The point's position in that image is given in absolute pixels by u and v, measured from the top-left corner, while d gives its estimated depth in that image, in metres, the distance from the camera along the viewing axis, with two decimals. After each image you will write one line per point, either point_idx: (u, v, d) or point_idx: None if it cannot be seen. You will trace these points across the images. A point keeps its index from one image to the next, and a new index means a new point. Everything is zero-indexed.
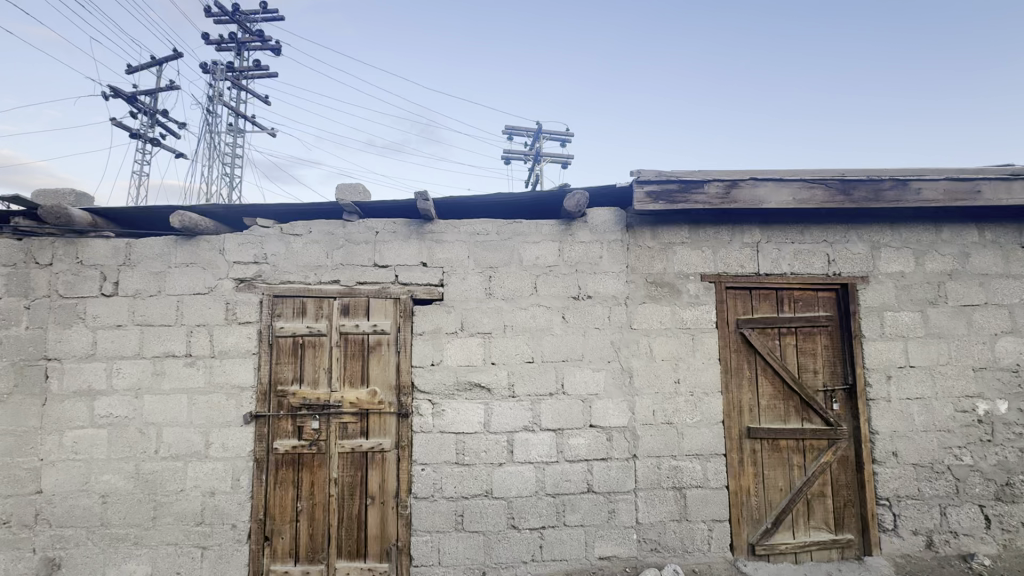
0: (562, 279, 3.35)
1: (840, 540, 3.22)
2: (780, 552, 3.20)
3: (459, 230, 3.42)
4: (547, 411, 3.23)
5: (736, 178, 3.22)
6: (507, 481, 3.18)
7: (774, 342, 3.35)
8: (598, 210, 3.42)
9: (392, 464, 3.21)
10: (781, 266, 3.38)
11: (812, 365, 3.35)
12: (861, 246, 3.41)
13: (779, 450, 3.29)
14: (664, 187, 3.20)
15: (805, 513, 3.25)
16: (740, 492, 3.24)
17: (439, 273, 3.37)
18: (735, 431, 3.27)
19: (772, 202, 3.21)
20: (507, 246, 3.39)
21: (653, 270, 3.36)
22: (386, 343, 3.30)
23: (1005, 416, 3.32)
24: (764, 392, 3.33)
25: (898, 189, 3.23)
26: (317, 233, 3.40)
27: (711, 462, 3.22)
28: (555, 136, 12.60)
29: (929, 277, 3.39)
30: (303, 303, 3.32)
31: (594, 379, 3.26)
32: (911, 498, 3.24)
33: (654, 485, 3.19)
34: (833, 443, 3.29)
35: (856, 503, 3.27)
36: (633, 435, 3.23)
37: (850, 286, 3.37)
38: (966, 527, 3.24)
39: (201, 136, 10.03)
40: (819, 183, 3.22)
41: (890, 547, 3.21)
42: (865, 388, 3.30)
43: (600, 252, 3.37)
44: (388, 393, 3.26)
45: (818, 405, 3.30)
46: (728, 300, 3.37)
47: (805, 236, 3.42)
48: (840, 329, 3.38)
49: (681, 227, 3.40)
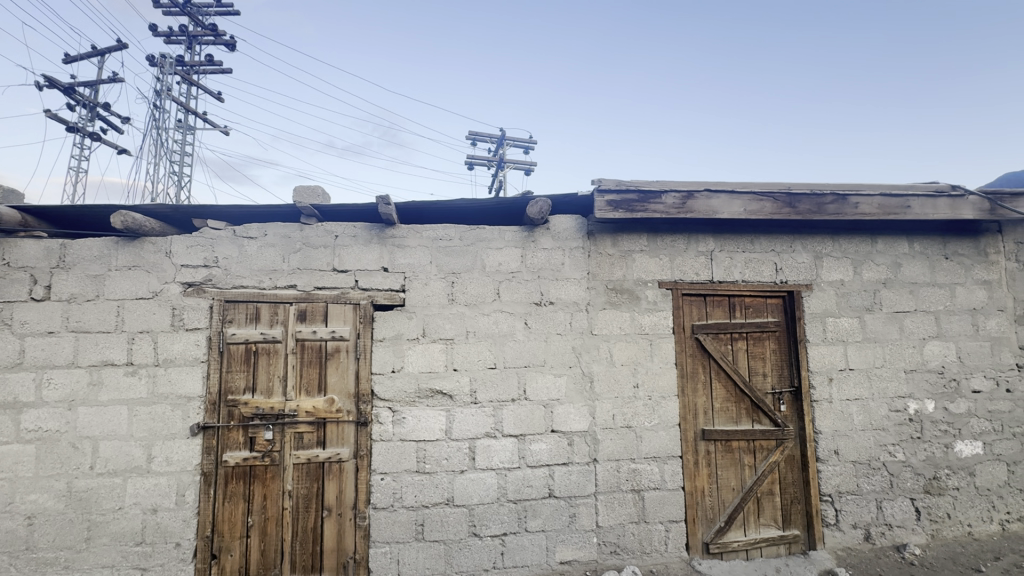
0: (525, 285, 3.38)
1: (787, 536, 3.37)
2: (732, 550, 3.31)
3: (421, 235, 3.39)
4: (509, 417, 3.24)
5: (691, 189, 3.35)
6: (468, 488, 3.16)
7: (727, 346, 3.49)
8: (560, 217, 3.47)
9: (350, 474, 3.13)
10: (733, 274, 3.53)
11: (762, 368, 3.50)
12: (806, 255, 3.61)
13: (732, 451, 3.42)
14: (624, 196, 3.29)
15: (755, 511, 3.39)
16: (696, 493, 3.34)
17: (401, 278, 3.33)
18: (690, 433, 3.38)
19: (725, 213, 3.36)
20: (471, 252, 3.39)
21: (613, 277, 3.44)
22: (345, 350, 3.22)
23: (933, 414, 3.58)
24: (718, 395, 3.46)
25: (838, 203, 3.45)
26: (273, 237, 3.29)
27: (669, 463, 3.31)
28: (518, 143, 12.69)
29: (866, 285, 3.63)
30: (257, 309, 3.19)
31: (556, 385, 3.29)
32: (851, 493, 3.44)
33: (614, 488, 3.25)
34: (781, 443, 3.45)
35: (801, 499, 3.44)
36: (593, 440, 3.27)
37: (795, 294, 3.56)
38: (900, 519, 3.46)
39: (146, 131, 9.51)
40: (767, 196, 3.40)
41: (832, 540, 3.39)
42: (809, 389, 3.48)
43: (562, 258, 3.42)
44: (347, 402, 3.18)
45: (767, 406, 3.46)
46: (684, 306, 3.49)
47: (756, 246, 3.58)
48: (787, 334, 3.56)
49: (640, 235, 3.50)
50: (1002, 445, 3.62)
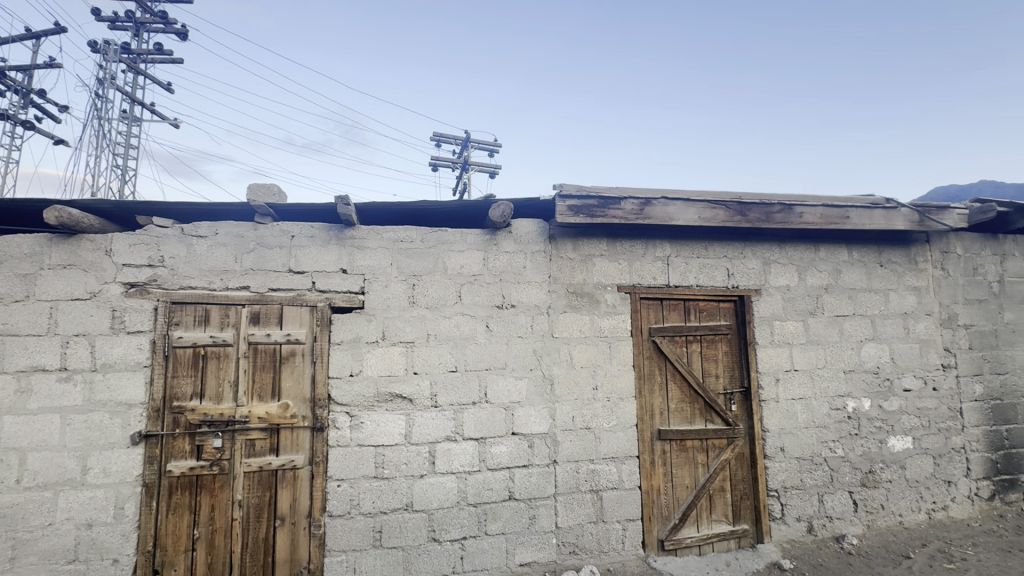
0: (487, 288, 3.38)
1: (737, 530, 3.51)
2: (686, 546, 3.42)
3: (382, 237, 3.34)
4: (470, 420, 3.23)
5: (649, 196, 3.45)
6: (428, 493, 3.12)
7: (682, 349, 3.60)
8: (522, 221, 3.49)
9: (305, 481, 3.03)
10: (688, 278, 3.65)
11: (714, 370, 3.64)
12: (755, 262, 3.78)
13: (685, 450, 3.53)
14: (584, 201, 3.35)
15: (707, 508, 3.51)
16: (652, 491, 3.43)
17: (360, 280, 3.27)
18: (647, 434, 3.47)
19: (680, 220, 3.48)
20: (432, 254, 3.37)
21: (574, 280, 3.49)
22: (300, 353, 3.12)
23: (869, 411, 3.82)
24: (673, 395, 3.56)
25: (785, 212, 3.63)
26: (224, 236, 3.16)
27: (626, 463, 3.39)
28: (483, 146, 12.69)
29: (810, 290, 3.84)
30: (206, 311, 3.06)
31: (517, 387, 3.31)
32: (796, 488, 3.62)
33: (573, 489, 3.29)
34: (731, 442, 3.59)
35: (750, 495, 3.59)
36: (553, 442, 3.31)
37: (745, 298, 3.72)
38: (839, 511, 3.67)
39: (87, 121, 8.94)
40: (720, 204, 3.54)
41: (778, 534, 3.56)
42: (758, 390, 3.64)
43: (523, 262, 3.45)
44: (302, 407, 3.08)
45: (719, 406, 3.59)
46: (642, 309, 3.58)
47: (710, 252, 3.72)
48: (738, 337, 3.72)
49: (600, 240, 3.57)
50: (929, 439, 3.90)
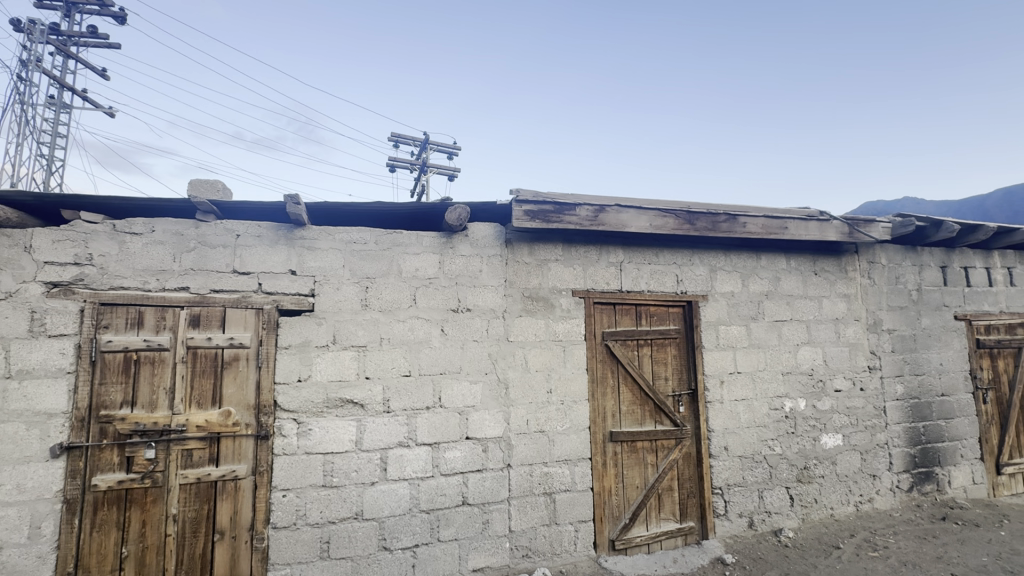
0: (442, 292, 3.35)
1: (683, 528, 3.64)
2: (635, 544, 3.50)
3: (334, 237, 3.25)
4: (423, 425, 3.18)
5: (603, 203, 3.54)
6: (379, 501, 3.05)
7: (633, 352, 3.70)
8: (479, 225, 3.50)
9: (247, 493, 2.89)
10: (640, 284, 3.77)
11: (664, 373, 3.76)
12: (703, 269, 3.95)
13: (636, 451, 3.62)
14: (540, 207, 3.39)
15: (656, 507, 3.62)
16: (603, 492, 3.50)
17: (311, 281, 3.16)
18: (600, 436, 3.53)
19: (633, 227, 3.59)
20: (387, 257, 3.31)
21: (529, 285, 3.52)
22: (244, 358, 2.98)
23: (805, 411, 4.05)
24: (625, 398, 3.65)
25: (730, 222, 3.82)
26: (162, 234, 2.98)
27: (579, 466, 3.44)
28: (442, 149, 12.60)
29: (752, 296, 4.04)
30: (140, 313, 2.87)
31: (472, 392, 3.30)
32: (738, 485, 3.79)
33: (527, 493, 3.31)
34: (679, 442, 3.72)
35: (697, 493, 3.73)
36: (507, 446, 3.31)
37: (693, 303, 3.87)
38: (777, 506, 3.87)
39: (7, 105, 8.21)
40: (670, 213, 3.68)
41: (721, 530, 3.72)
42: (704, 392, 3.80)
43: (480, 265, 3.45)
44: (245, 414, 2.94)
45: (668, 408, 3.71)
46: (595, 314, 3.65)
47: (660, 259, 3.85)
48: (686, 340, 3.86)
49: (555, 245, 3.62)
50: (857, 436, 4.19)
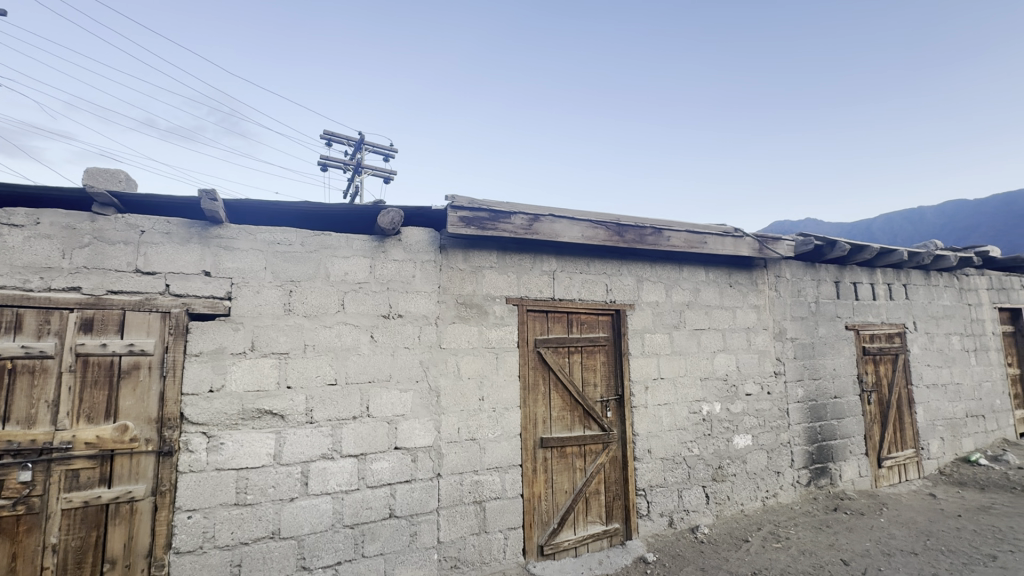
0: (372, 297, 3.25)
1: (609, 530, 3.75)
2: (563, 548, 3.56)
3: (255, 237, 3.05)
4: (349, 436, 3.05)
5: (538, 213, 3.61)
6: (298, 518, 2.87)
7: (564, 359, 3.78)
8: (413, 229, 3.43)
9: (145, 516, 2.62)
10: (572, 292, 3.87)
11: (593, 379, 3.87)
12: (631, 279, 4.13)
13: (565, 456, 3.70)
14: (476, 214, 3.40)
15: (584, 510, 3.70)
16: (533, 498, 3.53)
17: (227, 284, 2.94)
18: (530, 442, 3.57)
19: (566, 237, 3.69)
20: (313, 259, 3.15)
21: (463, 291, 3.50)
22: (146, 367, 2.71)
23: (720, 414, 4.34)
24: (555, 404, 3.72)
25: (656, 235, 4.04)
26: (50, 227, 2.65)
27: (509, 473, 3.45)
28: (377, 150, 12.27)
29: (675, 306, 4.28)
30: (17, 316, 2.52)
31: (401, 400, 3.21)
32: (660, 486, 3.97)
33: (456, 502, 3.26)
34: (606, 446, 3.85)
35: (622, 495, 3.86)
36: (437, 455, 3.26)
37: (621, 312, 4.03)
38: (695, 505, 4.10)
39: None
40: (601, 224, 3.83)
41: (644, 530, 3.87)
42: (630, 397, 3.96)
43: (412, 271, 3.38)
44: (146, 429, 2.66)
45: (597, 413, 3.82)
46: (528, 321, 3.70)
47: (591, 268, 3.99)
48: (615, 348, 4.01)
49: (490, 252, 3.63)
50: (765, 437, 4.54)
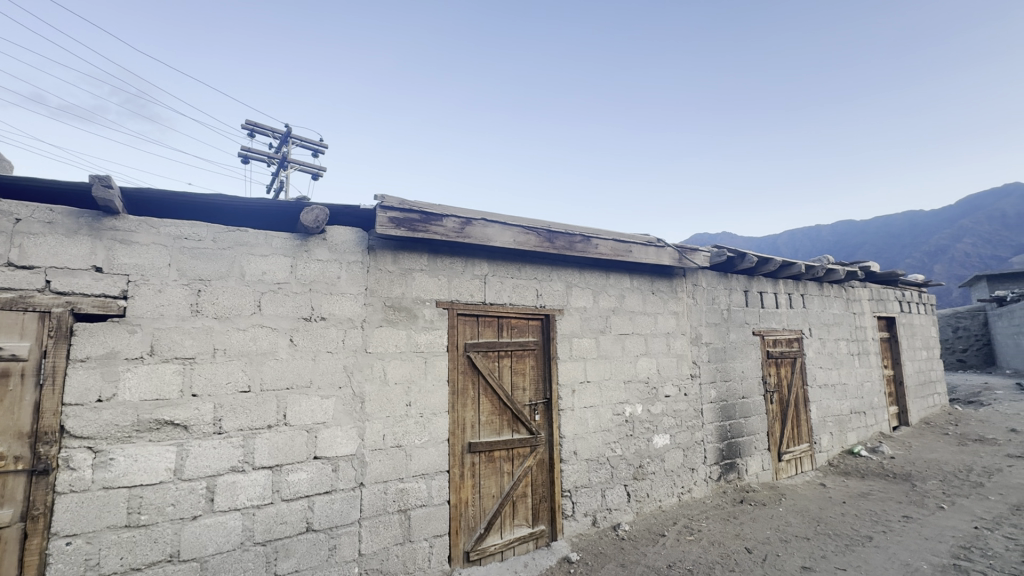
0: (293, 299, 3.07)
1: (535, 532, 3.79)
2: (489, 553, 3.55)
3: (159, 231, 2.79)
4: (263, 447, 2.85)
5: (470, 217, 3.61)
6: (201, 538, 2.64)
7: (494, 363, 3.78)
8: (339, 228, 3.29)
9: (12, 545, 2.28)
10: (502, 297, 3.89)
11: (522, 383, 3.91)
12: (561, 285, 4.23)
13: (493, 460, 3.70)
14: (406, 215, 3.33)
15: (511, 514, 3.72)
16: (460, 504, 3.49)
17: (123, 281, 2.66)
18: (458, 448, 3.53)
19: (497, 241, 3.72)
20: (227, 257, 2.93)
21: (391, 294, 3.40)
22: (18, 374, 2.37)
23: (641, 415, 4.55)
24: (484, 409, 3.71)
25: (584, 243, 4.18)
26: None
27: (436, 479, 3.39)
28: (306, 145, 11.67)
29: (602, 312, 4.44)
30: None
31: (322, 407, 3.06)
32: (584, 487, 4.09)
33: (380, 512, 3.16)
34: (534, 449, 3.90)
35: (548, 497, 3.93)
36: (360, 463, 3.13)
37: (551, 317, 4.12)
38: (617, 503, 4.26)
39: None
40: (532, 231, 3.90)
41: (568, 530, 3.96)
42: (557, 400, 4.04)
43: (337, 272, 3.24)
44: (15, 445, 2.32)
45: (525, 417, 3.86)
46: (458, 325, 3.66)
47: (522, 273, 4.04)
48: (544, 352, 4.08)
49: (421, 255, 3.56)
50: (681, 436, 4.82)
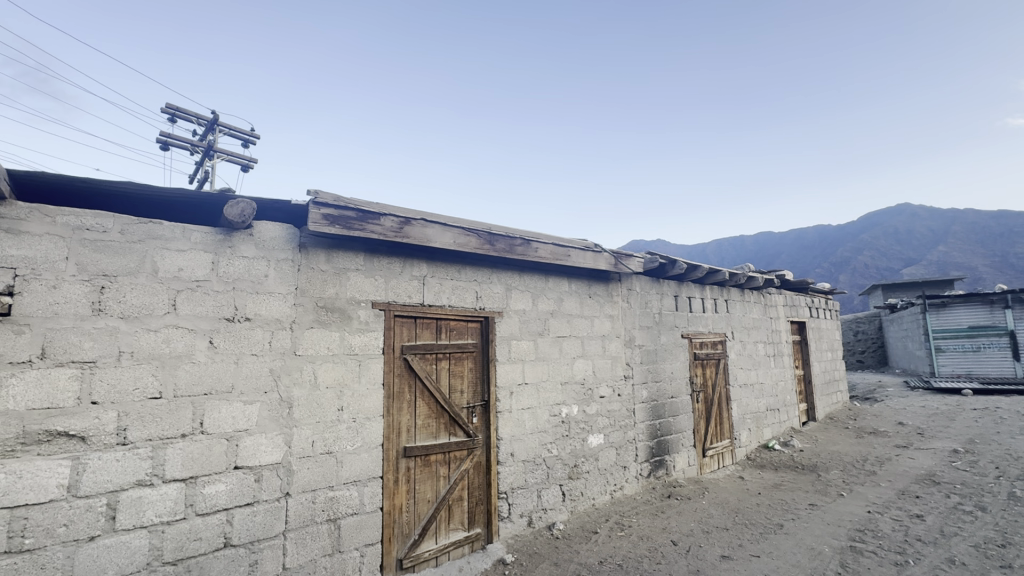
0: (213, 298, 2.87)
1: (471, 535, 3.77)
2: (424, 559, 3.48)
3: (55, 220, 2.50)
4: (177, 458, 2.63)
5: (409, 216, 3.54)
6: (100, 560, 2.39)
7: (432, 366, 3.73)
8: (268, 224, 3.12)
9: None
10: (441, 299, 3.85)
11: (460, 386, 3.88)
12: (500, 287, 4.25)
13: (429, 464, 3.63)
14: (341, 212, 3.21)
15: (446, 518, 3.67)
16: (394, 511, 3.40)
17: (9, 276, 2.36)
18: (393, 453, 3.44)
19: (437, 242, 3.67)
20: (137, 251, 2.68)
21: (324, 294, 3.26)
22: None
23: (577, 415, 4.66)
24: (420, 412, 3.64)
25: (524, 246, 4.23)
26: None
27: (369, 486, 3.28)
28: (235, 134, 10.97)
29: (540, 314, 4.51)
30: None
31: (245, 414, 2.87)
32: (520, 488, 4.12)
33: (307, 523, 3.01)
34: (471, 452, 3.88)
35: (484, 500, 3.92)
36: (286, 472, 2.97)
37: (490, 319, 4.13)
38: (552, 503, 4.33)
39: None
40: (472, 232, 3.90)
41: (504, 532, 3.98)
42: (495, 403, 4.05)
43: (265, 270, 3.06)
44: None
45: (462, 420, 3.83)
46: (395, 327, 3.57)
47: (462, 275, 4.01)
48: (482, 354, 4.07)
49: (356, 254, 3.45)
50: (615, 435, 4.98)
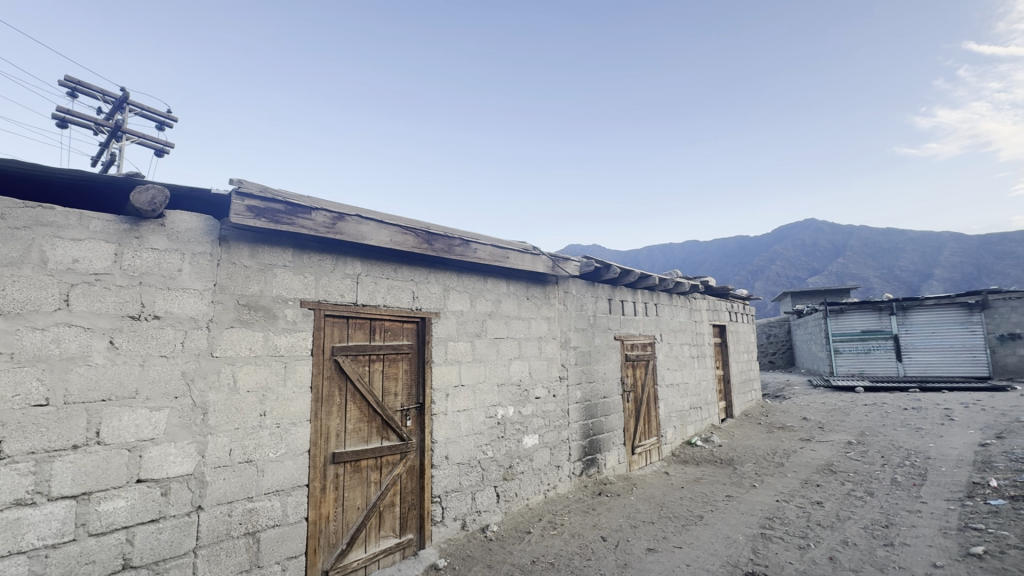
0: (116, 293, 2.59)
1: (402, 542, 3.67)
2: (352, 569, 3.34)
3: None
4: (67, 472, 2.35)
5: (343, 212, 3.40)
6: None
7: (364, 368, 3.59)
8: (183, 214, 2.86)
9: None
10: (376, 299, 3.72)
11: (394, 388, 3.77)
12: (437, 287, 4.18)
13: (360, 470, 3.50)
14: (267, 205, 3.01)
15: (377, 525, 3.55)
16: (320, 520, 3.23)
17: None
18: (320, 459, 3.27)
19: (372, 240, 3.55)
20: (21, 239, 2.37)
21: (246, 292, 3.05)
22: None
23: (513, 417, 4.68)
24: (351, 416, 3.49)
25: (462, 246, 4.19)
26: None
27: (293, 495, 3.10)
28: (149, 115, 10.03)
29: (478, 316, 4.49)
30: None
31: (151, 421, 2.61)
32: (454, 491, 4.08)
33: (222, 537, 2.78)
34: (404, 456, 3.78)
35: (418, 505, 3.84)
36: (199, 483, 2.73)
37: (427, 320, 4.05)
38: (486, 505, 4.32)
39: None
40: (410, 231, 3.81)
41: (436, 536, 3.91)
42: (430, 405, 3.97)
43: (178, 264, 2.80)
44: None
45: (395, 423, 3.73)
46: (325, 327, 3.41)
47: (399, 275, 3.91)
48: (418, 355, 3.99)
49: (284, 250, 3.25)
50: (549, 435, 5.06)
